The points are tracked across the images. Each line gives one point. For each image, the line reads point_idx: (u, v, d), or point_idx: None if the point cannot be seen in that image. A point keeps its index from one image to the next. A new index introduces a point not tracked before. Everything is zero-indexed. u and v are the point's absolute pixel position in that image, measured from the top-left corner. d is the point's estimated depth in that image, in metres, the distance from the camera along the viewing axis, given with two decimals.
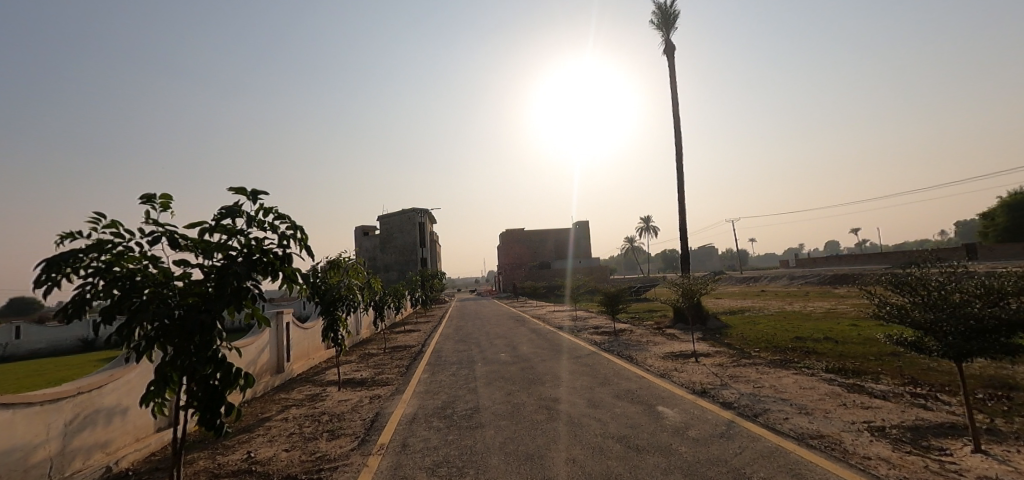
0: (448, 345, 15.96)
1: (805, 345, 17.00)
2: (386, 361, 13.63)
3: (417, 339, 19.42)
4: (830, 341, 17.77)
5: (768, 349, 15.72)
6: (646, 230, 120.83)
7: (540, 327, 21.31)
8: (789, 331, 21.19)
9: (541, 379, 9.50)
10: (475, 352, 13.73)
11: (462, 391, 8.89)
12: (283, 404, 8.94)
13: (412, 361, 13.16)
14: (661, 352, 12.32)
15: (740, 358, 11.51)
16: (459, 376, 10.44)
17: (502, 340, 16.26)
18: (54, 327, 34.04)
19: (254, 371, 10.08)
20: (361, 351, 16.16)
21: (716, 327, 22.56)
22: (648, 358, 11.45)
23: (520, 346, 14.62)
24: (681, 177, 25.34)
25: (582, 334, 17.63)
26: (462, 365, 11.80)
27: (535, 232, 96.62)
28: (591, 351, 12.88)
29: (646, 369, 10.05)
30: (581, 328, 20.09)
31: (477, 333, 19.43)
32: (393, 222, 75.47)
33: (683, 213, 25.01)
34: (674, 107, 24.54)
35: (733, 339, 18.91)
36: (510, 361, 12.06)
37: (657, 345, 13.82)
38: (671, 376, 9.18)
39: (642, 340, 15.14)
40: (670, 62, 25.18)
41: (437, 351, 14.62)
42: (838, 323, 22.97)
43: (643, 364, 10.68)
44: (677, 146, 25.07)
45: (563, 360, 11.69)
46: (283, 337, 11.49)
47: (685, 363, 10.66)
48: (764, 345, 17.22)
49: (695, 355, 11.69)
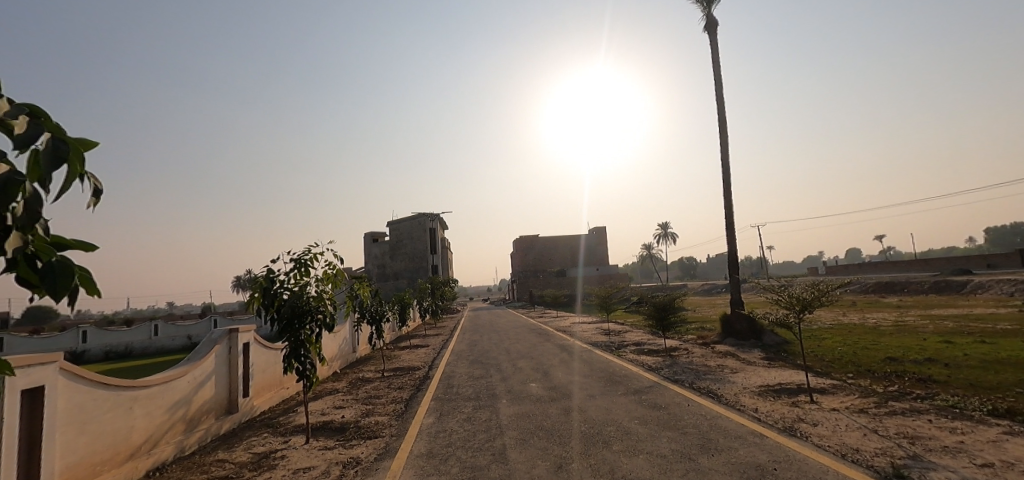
0: (460, 368, 12.78)
1: (911, 370, 13.40)
2: (381, 392, 10.51)
3: (423, 357, 16.35)
4: (936, 362, 14.24)
5: (867, 376, 12.25)
6: (663, 237, 116.59)
7: (568, 343, 18.17)
8: (868, 348, 17.64)
9: (600, 437, 6.25)
10: (496, 381, 10.59)
11: (486, 459, 5.67)
12: (214, 476, 5.85)
13: (414, 393, 10.03)
14: (754, 386, 8.92)
15: (873, 396, 8.13)
16: (478, 425, 7.21)
17: (527, 362, 13.07)
18: (47, 339, 34.50)
19: (187, 415, 7.05)
20: (353, 375, 13.14)
21: (775, 345, 19.02)
22: (740, 396, 8.17)
23: (552, 371, 11.41)
24: (726, 170, 22.12)
25: (623, 353, 14.39)
26: (481, 403, 8.57)
27: (549, 239, 93.49)
28: (651, 381, 9.63)
29: (757, 419, 6.73)
30: (618, 344, 16.84)
31: (496, 351, 16.20)
32: (404, 227, 73.24)
33: (730, 209, 21.74)
34: (716, 90, 21.52)
35: (808, 360, 15.40)
36: (546, 396, 8.87)
37: (734, 372, 10.50)
38: (808, 437, 5.85)
39: (708, 363, 11.83)
40: (712, 39, 22.12)
41: (445, 378, 11.49)
42: (924, 339, 19.26)
43: (742, 408, 7.40)
44: (722, 136, 21.91)
45: (619, 398, 8.40)
46: (237, 362, 8.46)
47: (803, 407, 7.33)
48: (855, 368, 13.70)
49: (805, 391, 8.36)
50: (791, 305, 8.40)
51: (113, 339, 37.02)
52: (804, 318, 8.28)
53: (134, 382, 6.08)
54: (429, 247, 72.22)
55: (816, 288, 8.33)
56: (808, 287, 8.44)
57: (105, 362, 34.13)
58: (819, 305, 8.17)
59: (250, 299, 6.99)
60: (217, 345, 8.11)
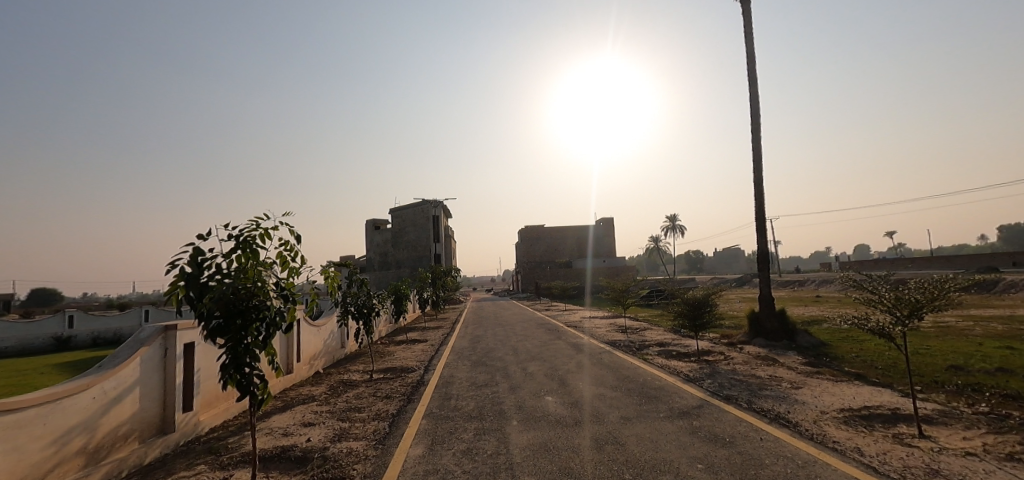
0: (461, 372, 11.00)
1: (989, 383, 11.40)
2: (362, 404, 8.64)
3: (419, 354, 14.55)
4: (1009, 373, 12.30)
5: (943, 392, 10.32)
6: (670, 229, 114.47)
7: (581, 341, 16.34)
8: (921, 353, 15.63)
9: None
10: (504, 391, 8.78)
11: None
12: None
13: (401, 407, 8.14)
14: (834, 409, 6.93)
15: (1002, 430, 6.15)
16: (481, 463, 5.35)
17: (539, 366, 11.26)
18: (29, 322, 32.97)
19: (93, 442, 5.33)
20: (337, 378, 11.32)
21: (812, 348, 17.00)
22: (824, 426, 6.21)
23: (569, 380, 9.59)
24: (757, 153, 20.06)
25: (648, 356, 12.52)
26: (484, 426, 6.71)
27: (555, 230, 91.53)
28: (696, 399, 7.72)
29: (871, 469, 4.78)
30: (640, 344, 15.02)
31: (502, 349, 14.34)
32: (407, 215, 71.49)
33: (761, 196, 19.72)
34: (748, 66, 19.45)
35: (858, 367, 13.48)
36: (567, 416, 7.03)
37: (795, 386, 8.58)
38: None
39: (754, 373, 9.94)
40: (744, 9, 19.99)
41: (443, 385, 9.66)
42: (978, 342, 17.29)
43: (838, 447, 5.43)
44: (752, 117, 19.84)
45: (663, 423, 6.52)
46: (174, 369, 6.70)
47: (924, 450, 5.35)
48: (920, 380, 11.77)
49: (908, 420, 6.38)
50: (895, 309, 6.24)
51: (102, 325, 35.60)
52: (913, 327, 6.16)
53: (7, 404, 4.34)
54: (432, 236, 70.38)
55: (929, 286, 6.18)
56: (915, 285, 6.40)
57: (88, 349, 32.45)
58: (936, 308, 6.04)
59: (172, 290, 5.08)
60: (147, 346, 6.33)
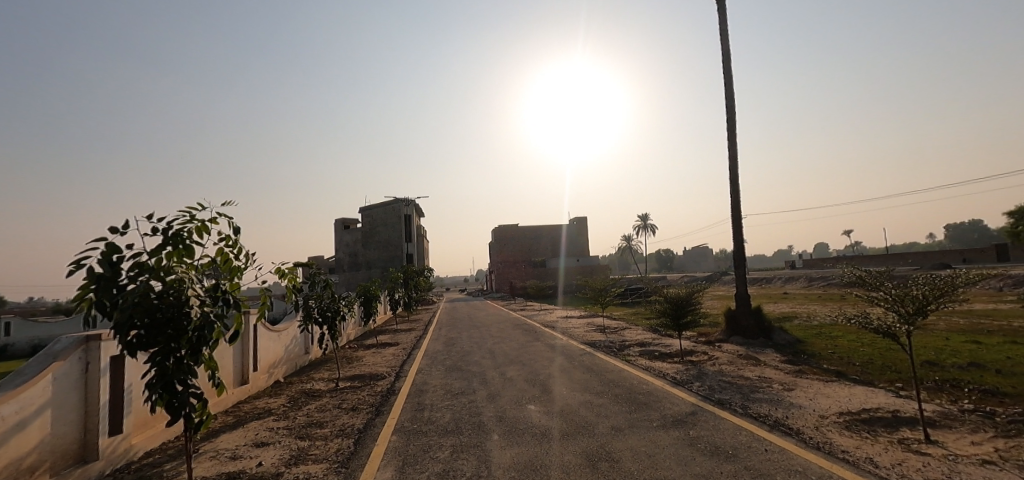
0: (435, 378, 10.25)
1: (964, 378, 11.44)
2: (324, 418, 7.78)
3: (390, 360, 13.68)
4: (981, 368, 12.43)
5: (923, 389, 10.24)
6: (642, 229, 116.17)
7: (560, 342, 15.82)
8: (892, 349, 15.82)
9: None
10: (482, 399, 8.11)
11: None
12: None
13: (368, 421, 7.32)
14: (833, 413, 6.56)
15: (1005, 431, 5.89)
16: None
17: (519, 370, 10.64)
18: None
19: None
20: (298, 387, 10.38)
21: (788, 345, 16.96)
22: (828, 433, 5.79)
23: (551, 385, 9.01)
24: (733, 151, 20.04)
25: (630, 357, 12.07)
26: (462, 443, 6.01)
27: (529, 229, 91.20)
28: (689, 404, 7.24)
29: None
30: (620, 345, 14.60)
31: (478, 353, 13.66)
32: (378, 214, 69.69)
33: (737, 194, 19.69)
34: (724, 64, 19.38)
35: (836, 364, 13.43)
36: (552, 428, 6.43)
37: (785, 387, 8.23)
38: None
39: (742, 373, 9.58)
40: (719, 8, 19.93)
41: (415, 394, 8.89)
42: (944, 337, 17.66)
43: (850, 458, 4.97)
44: (728, 115, 19.80)
45: (657, 433, 6.00)
46: (98, 386, 5.74)
47: (938, 458, 4.96)
48: (898, 376, 11.74)
49: (911, 425, 6.03)
50: (900, 306, 5.97)
51: (43, 332, 32.91)
52: (918, 325, 5.87)
53: None
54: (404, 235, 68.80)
55: (934, 282, 5.92)
56: (917, 281, 6.13)
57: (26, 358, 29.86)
58: (941, 305, 5.77)
59: (81, 296, 4.16)
60: (64, 360, 5.36)
